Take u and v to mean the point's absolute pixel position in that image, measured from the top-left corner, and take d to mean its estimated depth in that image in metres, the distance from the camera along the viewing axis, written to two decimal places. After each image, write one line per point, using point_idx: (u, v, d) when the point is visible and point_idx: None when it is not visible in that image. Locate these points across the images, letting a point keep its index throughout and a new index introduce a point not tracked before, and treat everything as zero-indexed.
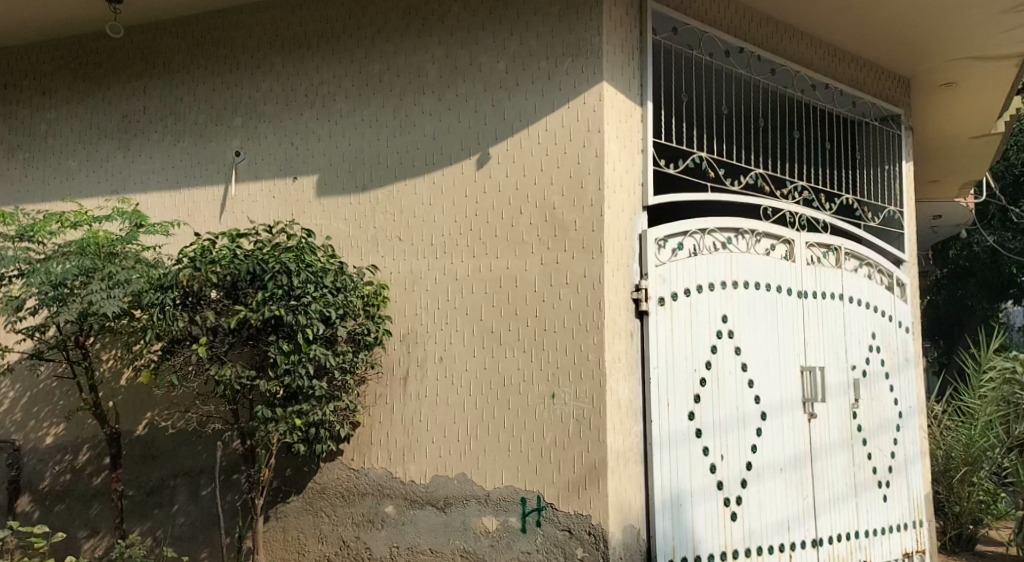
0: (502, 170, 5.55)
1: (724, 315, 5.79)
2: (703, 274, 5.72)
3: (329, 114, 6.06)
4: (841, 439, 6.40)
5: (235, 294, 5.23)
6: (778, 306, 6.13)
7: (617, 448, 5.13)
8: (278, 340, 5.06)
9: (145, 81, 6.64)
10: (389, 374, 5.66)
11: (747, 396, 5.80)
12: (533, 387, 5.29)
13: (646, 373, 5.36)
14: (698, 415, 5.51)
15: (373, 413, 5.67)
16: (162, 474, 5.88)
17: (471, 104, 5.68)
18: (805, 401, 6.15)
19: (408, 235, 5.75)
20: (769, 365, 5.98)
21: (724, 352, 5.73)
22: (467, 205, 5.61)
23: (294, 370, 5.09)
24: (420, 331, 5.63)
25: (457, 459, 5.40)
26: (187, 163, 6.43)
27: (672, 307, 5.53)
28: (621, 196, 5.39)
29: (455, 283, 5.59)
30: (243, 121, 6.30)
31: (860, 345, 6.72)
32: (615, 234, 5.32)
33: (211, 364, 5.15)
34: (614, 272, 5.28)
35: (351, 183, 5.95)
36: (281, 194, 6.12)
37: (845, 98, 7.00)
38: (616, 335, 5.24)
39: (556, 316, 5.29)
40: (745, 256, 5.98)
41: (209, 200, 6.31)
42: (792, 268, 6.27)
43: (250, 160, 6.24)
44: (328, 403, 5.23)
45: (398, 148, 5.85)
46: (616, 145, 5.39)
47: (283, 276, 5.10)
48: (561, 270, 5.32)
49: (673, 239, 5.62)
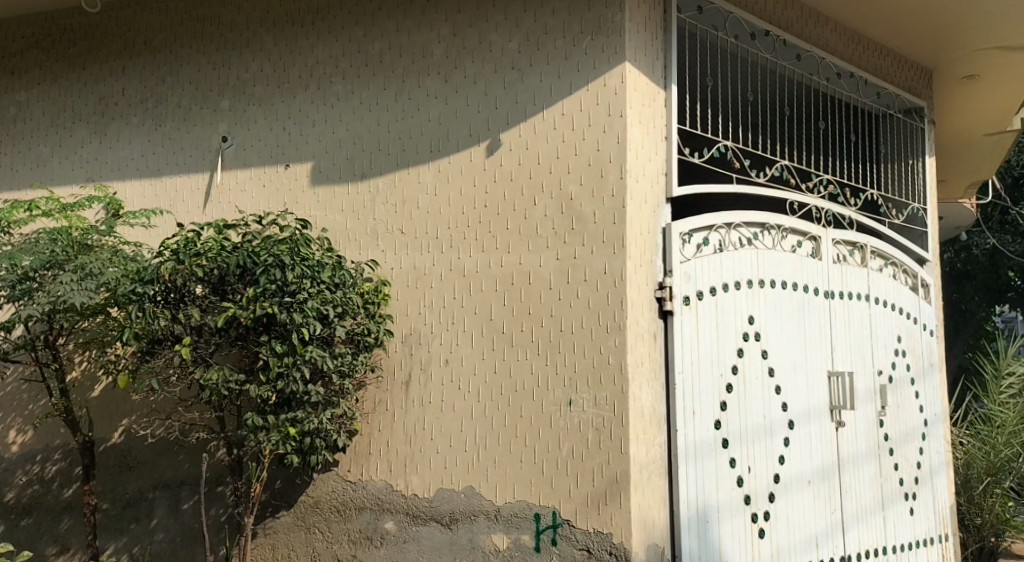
0: (514, 158, 5.13)
1: (750, 316, 5.38)
2: (729, 271, 5.31)
3: (325, 97, 5.61)
4: (868, 449, 6.00)
5: (222, 291, 4.77)
6: (805, 307, 5.73)
7: (640, 460, 4.69)
8: (271, 342, 4.60)
9: (123, 61, 6.14)
10: (389, 378, 5.22)
11: (774, 403, 5.39)
12: (548, 392, 4.86)
13: (671, 378, 4.93)
14: (725, 424, 5.09)
15: (372, 420, 5.23)
16: (140, 486, 5.39)
17: (481, 86, 5.25)
18: (833, 408, 5.76)
19: (411, 227, 5.31)
20: (796, 369, 5.57)
21: (751, 356, 5.32)
22: (477, 196, 5.18)
23: (287, 374, 4.64)
24: (424, 331, 5.19)
25: (464, 471, 4.96)
26: (170, 149, 5.94)
27: (698, 307, 5.10)
28: (644, 186, 4.97)
29: (463, 280, 5.15)
30: (231, 104, 5.83)
31: (887, 349, 6.34)
32: (639, 228, 4.91)
33: (196, 367, 4.68)
34: (638, 269, 4.86)
35: (349, 171, 5.50)
36: (272, 183, 5.65)
37: (870, 89, 6.62)
38: (640, 337, 4.82)
39: (574, 317, 4.87)
40: (771, 253, 5.59)
41: (193, 189, 5.82)
42: (818, 267, 5.88)
43: (239, 146, 5.77)
44: (325, 410, 4.77)
45: (400, 133, 5.41)
46: (639, 131, 4.97)
47: (276, 270, 4.64)
48: (579, 266, 4.89)
49: (697, 234, 5.20)
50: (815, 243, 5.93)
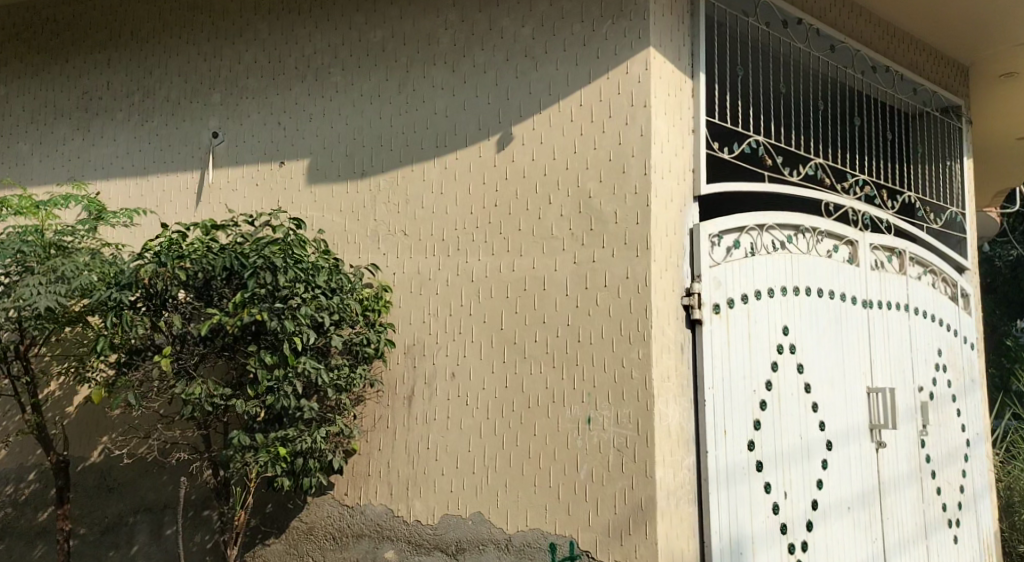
0: (527, 153, 4.70)
1: (785, 326, 4.93)
2: (761, 277, 4.87)
3: (323, 89, 5.21)
4: (910, 471, 5.54)
5: (208, 297, 4.33)
6: (842, 317, 5.29)
7: (667, 485, 4.24)
8: (260, 352, 4.16)
9: (109, 52, 5.76)
10: (390, 393, 4.80)
11: (811, 422, 4.94)
12: (564, 409, 4.42)
13: (700, 394, 4.47)
14: (759, 445, 4.63)
15: (371, 438, 4.81)
16: (120, 510, 4.95)
17: (491, 76, 4.84)
18: (872, 427, 5.31)
19: (415, 228, 4.89)
20: (833, 385, 5.12)
21: (785, 369, 4.87)
22: (486, 194, 4.76)
23: (277, 388, 4.20)
24: (429, 342, 4.76)
25: (472, 496, 4.52)
26: (157, 146, 5.53)
27: (729, 316, 4.65)
28: (670, 183, 4.53)
29: (471, 286, 4.72)
30: (222, 98, 5.43)
31: (927, 363, 5.89)
32: (664, 228, 4.47)
33: (176, 381, 4.24)
34: (663, 274, 4.42)
35: (349, 168, 5.09)
36: (266, 181, 5.24)
37: (907, 84, 6.21)
38: (666, 349, 4.38)
39: (593, 326, 4.43)
40: (806, 258, 5.15)
41: (181, 188, 5.41)
42: (854, 274, 5.44)
43: (230, 142, 5.36)
44: (319, 428, 4.32)
45: (404, 127, 5.00)
46: (664, 123, 4.55)
47: (265, 272, 4.20)
48: (598, 270, 4.46)
49: (728, 236, 4.77)
50: (851, 248, 5.50)
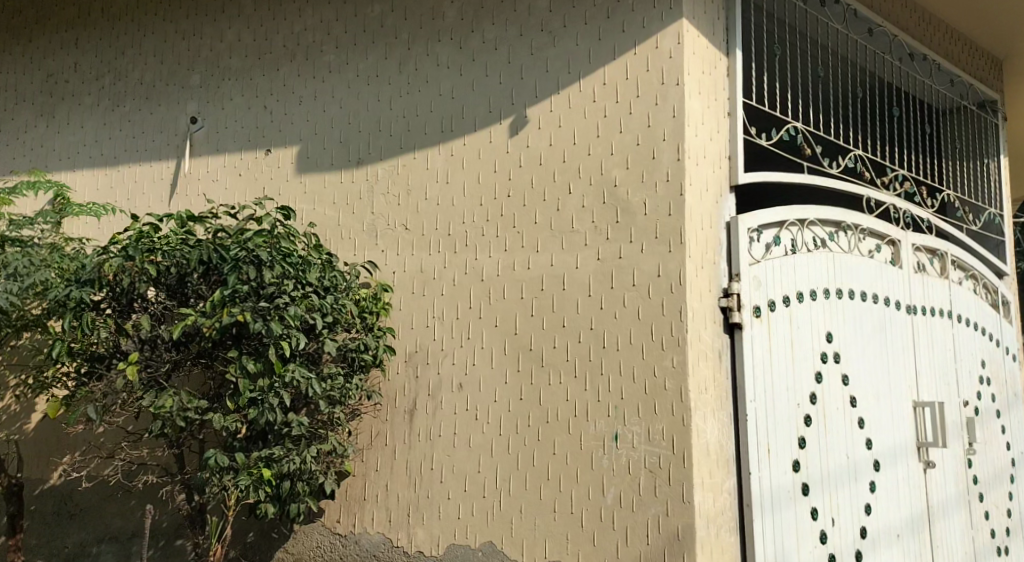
0: (544, 138, 4.21)
1: (829, 333, 4.43)
2: (803, 278, 4.37)
3: (314, 70, 4.71)
4: (957, 494, 5.04)
5: (182, 296, 3.78)
6: (886, 324, 4.80)
7: (707, 512, 3.70)
8: (242, 358, 3.59)
9: (77, 32, 5.25)
10: (389, 407, 4.32)
11: (858, 440, 4.43)
12: (587, 425, 3.89)
13: (740, 408, 3.95)
14: (805, 465, 4.12)
15: (368, 458, 4.33)
16: (81, 539, 4.37)
17: (503, 53, 4.35)
18: (920, 446, 4.81)
19: (418, 222, 4.40)
20: (879, 399, 4.63)
21: (830, 381, 4.37)
22: (498, 183, 4.26)
23: (261, 401, 3.63)
24: (433, 348, 4.27)
25: (483, 522, 4.01)
26: (129, 133, 5.00)
27: (771, 320, 4.14)
28: (705, 171, 4.03)
29: (481, 286, 4.22)
30: (202, 79, 4.91)
31: (971, 375, 5.39)
32: (699, 221, 3.97)
33: (143, 392, 3.64)
34: (699, 271, 3.91)
35: (343, 156, 4.58)
36: (249, 170, 4.72)
37: (944, 75, 5.68)
38: (703, 356, 3.86)
39: (620, 330, 3.92)
40: (848, 258, 4.66)
41: (155, 178, 4.88)
42: (898, 277, 4.96)
43: (211, 128, 4.83)
44: (309, 447, 3.75)
45: (405, 110, 4.50)
46: (699, 103, 4.05)
47: (248, 267, 3.66)
48: (625, 267, 3.96)
49: (767, 231, 4.27)
50: (894, 248, 5.02)
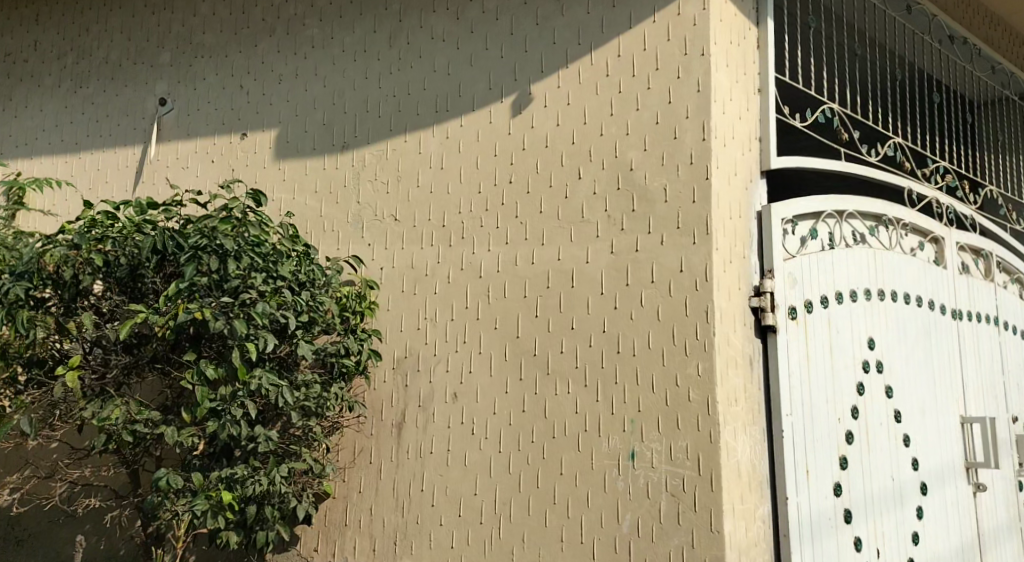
0: (551, 117, 3.73)
1: (870, 339, 3.95)
2: (841, 277, 3.89)
3: (295, 45, 4.24)
4: (1008, 521, 4.53)
5: (136, 292, 3.31)
6: (931, 330, 4.31)
7: (739, 542, 3.20)
8: (200, 363, 3.10)
9: (39, 7, 4.84)
10: (376, 420, 3.84)
11: (903, 460, 3.93)
12: (600, 442, 3.39)
13: (775, 423, 3.46)
14: (846, 488, 3.62)
15: (350, 478, 3.85)
16: None
17: (505, 24, 3.89)
18: (969, 467, 4.30)
19: (409, 213, 3.92)
20: (925, 414, 4.13)
21: (872, 393, 3.88)
22: (499, 168, 3.79)
23: (223, 412, 3.14)
24: (425, 354, 3.79)
25: (480, 552, 3.51)
26: (91, 117, 4.56)
27: (808, 322, 3.66)
28: (733, 153, 3.56)
29: (479, 283, 3.74)
30: (172, 57, 4.45)
31: (1021, 389, 4.88)
32: (727, 209, 3.49)
33: (86, 401, 3.16)
34: (727, 266, 3.43)
35: (327, 139, 4.11)
36: (223, 156, 4.24)
37: (985, 61, 5.14)
38: (732, 363, 3.37)
39: (637, 333, 3.43)
40: (890, 255, 4.18)
41: (120, 166, 4.43)
42: (942, 278, 4.47)
43: (181, 110, 4.37)
44: (280, 467, 3.26)
45: (395, 88, 4.03)
46: (727, 76, 3.58)
47: (209, 257, 3.18)
48: (643, 262, 3.47)
49: (803, 223, 3.79)
50: (937, 247, 4.53)
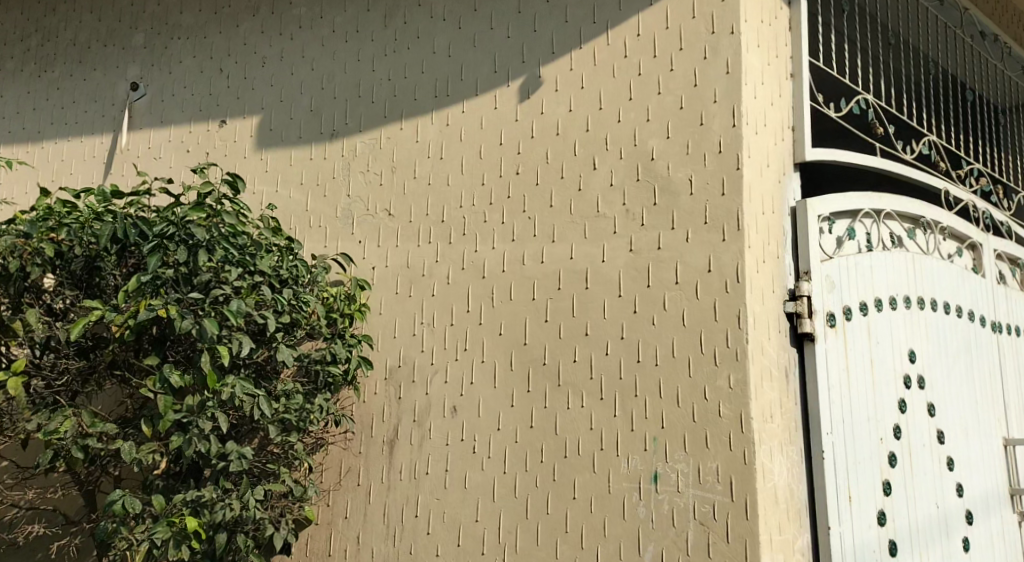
0: (562, 102, 3.37)
1: (911, 351, 3.59)
2: (880, 282, 3.53)
3: (281, 26, 3.91)
4: None
5: (93, 288, 2.91)
6: (971, 344, 3.95)
7: None
8: (163, 368, 2.71)
9: None
10: (365, 437, 3.45)
11: (948, 486, 3.56)
12: (619, 463, 3.00)
13: (814, 442, 3.09)
14: (890, 517, 3.25)
15: (335, 501, 3.45)
16: None
17: (512, 1, 3.54)
18: (1013, 494, 3.93)
19: (404, 207, 3.56)
20: (968, 434, 3.76)
21: (915, 410, 3.51)
22: (504, 158, 3.42)
23: (189, 425, 2.73)
24: (421, 363, 3.40)
25: None
26: (56, 103, 4.23)
27: (847, 330, 3.30)
28: (765, 141, 3.20)
29: (482, 284, 3.36)
30: (146, 38, 4.12)
31: None
32: (760, 203, 3.12)
33: (32, 412, 2.77)
34: (761, 266, 3.06)
35: (313, 126, 3.75)
36: (199, 145, 3.88)
37: (1017, 61, 4.86)
38: (767, 375, 2.99)
39: (659, 340, 3.05)
40: (929, 260, 3.83)
41: (86, 157, 4.07)
42: (981, 287, 4.12)
43: (154, 95, 4.03)
44: (257, 489, 2.86)
45: (390, 72, 3.68)
46: (758, 57, 3.22)
47: (176, 248, 2.82)
48: (666, 260, 3.10)
49: (840, 222, 3.44)
50: (974, 253, 4.19)
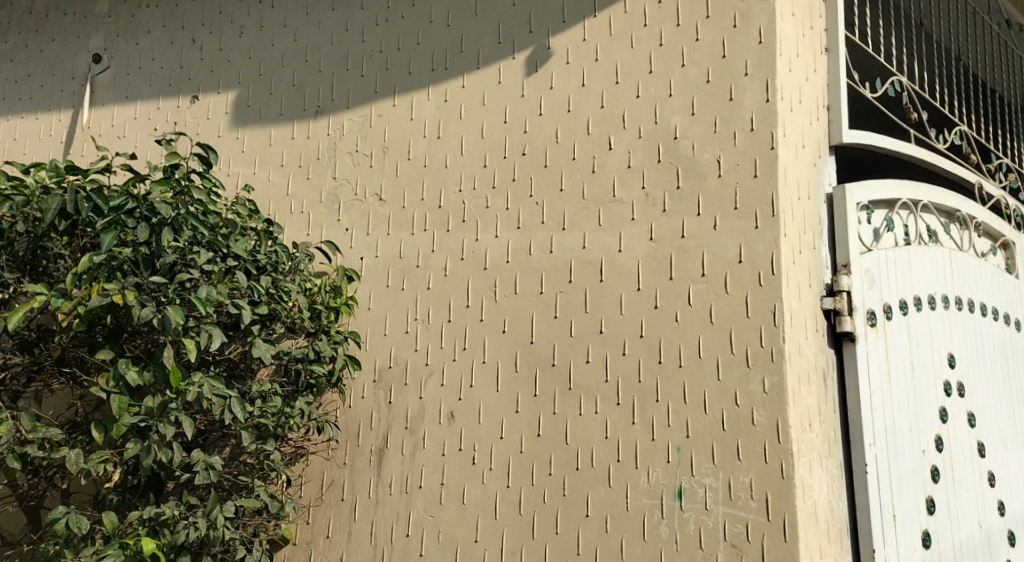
0: (574, 75, 3.04)
1: (951, 355, 3.28)
2: (918, 279, 3.23)
3: None
4: None
5: (39, 272, 2.59)
6: (1008, 350, 3.64)
7: None
8: (119, 364, 2.33)
9: None
10: (350, 446, 3.09)
11: (990, 504, 3.25)
12: (638, 477, 2.65)
13: (855, 455, 2.76)
14: (934, 539, 2.92)
15: (317, 517, 3.09)
16: None
17: None
18: None
19: (396, 191, 3.21)
20: (1008, 447, 3.45)
21: (956, 421, 3.20)
22: (508, 136, 3.08)
23: (148, 430, 2.35)
24: (414, 364, 3.05)
25: None
26: (12, 77, 3.89)
27: (888, 331, 2.98)
28: (800, 121, 2.86)
29: (483, 277, 3.01)
30: (111, 7, 3.78)
31: None
32: (796, 187, 2.78)
33: None
34: (798, 258, 2.72)
35: (297, 102, 3.41)
36: (167, 122, 3.52)
37: None
38: (805, 379, 2.65)
39: (684, 339, 2.70)
40: (966, 257, 3.53)
41: (42, 135, 3.71)
42: (1016, 288, 3.82)
43: (118, 68, 3.68)
44: (227, 505, 2.49)
45: (382, 43, 3.34)
46: (792, 27, 2.89)
47: (136, 224, 2.43)
48: (691, 250, 2.75)
49: (877, 213, 3.13)
50: (1007, 252, 3.90)
